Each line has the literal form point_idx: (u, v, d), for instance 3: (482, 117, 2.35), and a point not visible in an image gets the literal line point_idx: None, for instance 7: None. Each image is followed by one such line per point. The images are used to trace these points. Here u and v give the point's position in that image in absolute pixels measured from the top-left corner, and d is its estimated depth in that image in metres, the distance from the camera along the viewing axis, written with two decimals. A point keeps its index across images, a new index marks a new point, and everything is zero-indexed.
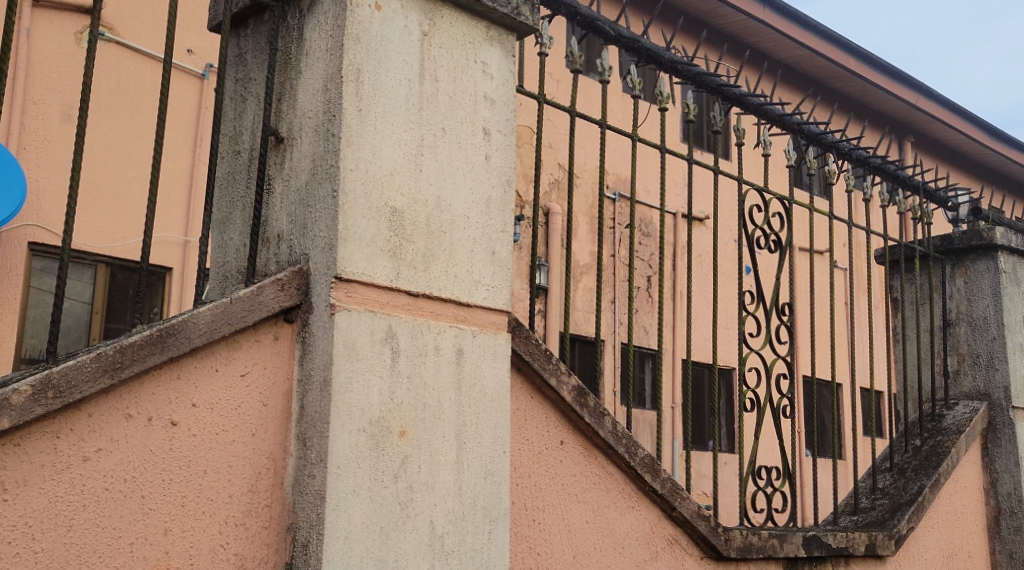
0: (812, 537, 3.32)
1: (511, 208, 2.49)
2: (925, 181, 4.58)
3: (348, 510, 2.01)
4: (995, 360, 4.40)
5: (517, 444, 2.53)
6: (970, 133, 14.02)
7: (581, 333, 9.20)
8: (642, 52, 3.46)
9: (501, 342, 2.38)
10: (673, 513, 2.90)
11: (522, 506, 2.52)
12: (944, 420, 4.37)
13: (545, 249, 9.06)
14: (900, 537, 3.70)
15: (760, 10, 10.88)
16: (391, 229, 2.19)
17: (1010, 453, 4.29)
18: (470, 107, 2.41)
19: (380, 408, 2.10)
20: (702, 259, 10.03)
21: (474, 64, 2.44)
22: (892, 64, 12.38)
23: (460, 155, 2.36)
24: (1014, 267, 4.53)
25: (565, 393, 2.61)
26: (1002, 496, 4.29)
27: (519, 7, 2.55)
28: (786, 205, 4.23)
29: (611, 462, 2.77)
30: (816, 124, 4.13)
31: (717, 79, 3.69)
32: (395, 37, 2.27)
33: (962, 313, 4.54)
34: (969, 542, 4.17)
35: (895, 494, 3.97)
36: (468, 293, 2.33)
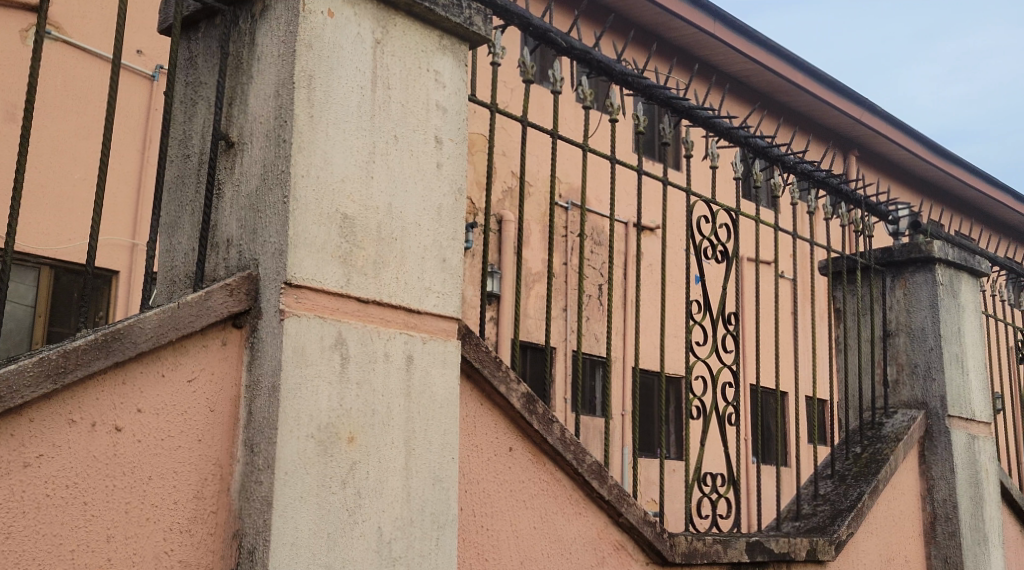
0: (755, 542, 3.38)
1: (462, 216, 2.51)
2: (867, 195, 4.68)
3: (295, 516, 2.01)
4: (933, 370, 4.51)
5: (466, 451, 2.55)
6: (914, 149, 14.36)
7: (532, 340, 9.24)
8: (593, 63, 3.50)
9: (451, 349, 2.40)
10: (620, 519, 2.94)
11: (470, 512, 2.53)
12: (884, 428, 4.46)
13: (498, 256, 9.08)
14: (841, 543, 3.77)
15: (711, 24, 11.03)
16: (342, 235, 2.19)
17: (945, 461, 4.40)
18: (422, 115, 2.42)
19: (329, 414, 2.10)
20: (652, 267, 10.14)
21: (427, 73, 2.46)
22: (839, 79, 12.62)
23: (412, 163, 2.38)
24: (951, 279, 4.66)
25: (514, 400, 2.62)
26: (938, 502, 4.40)
27: (471, 18, 2.58)
28: (733, 217, 4.28)
29: (559, 468, 2.79)
30: (763, 138, 4.20)
31: (667, 91, 3.74)
32: (348, 45, 2.28)
33: (902, 323, 4.65)
34: (907, 547, 4.27)
35: (836, 501, 4.04)
36: (418, 300, 2.34)
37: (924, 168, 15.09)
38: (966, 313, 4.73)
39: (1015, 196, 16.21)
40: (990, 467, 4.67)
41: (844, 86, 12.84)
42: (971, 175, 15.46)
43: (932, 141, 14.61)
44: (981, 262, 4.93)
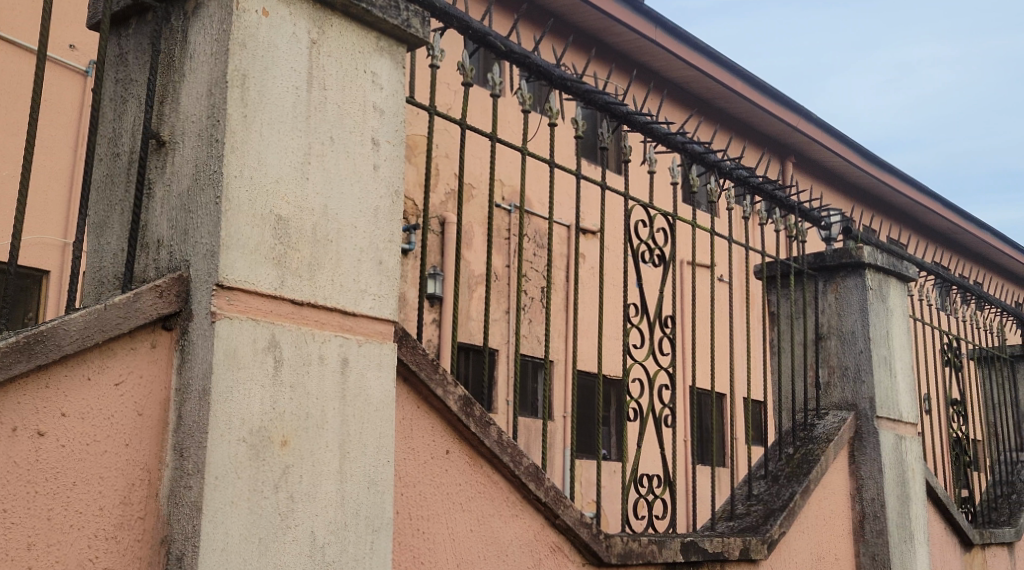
0: (690, 542, 3.42)
1: (399, 218, 2.50)
2: (801, 201, 4.76)
3: (225, 522, 1.98)
4: (862, 372, 4.61)
5: (402, 454, 2.54)
6: (848, 157, 14.66)
7: (472, 342, 9.23)
8: (532, 68, 3.50)
9: (387, 351, 2.39)
10: (556, 521, 2.95)
11: (406, 516, 2.53)
12: (815, 429, 4.54)
13: (439, 258, 9.05)
14: (772, 542, 3.83)
15: (652, 30, 11.15)
16: (276, 236, 2.17)
17: (874, 461, 4.50)
18: (358, 116, 2.41)
19: (261, 417, 2.08)
20: (591, 270, 10.20)
21: (364, 74, 2.44)
22: (776, 87, 12.84)
23: (348, 165, 2.36)
24: (879, 284, 4.77)
25: (452, 403, 2.62)
26: (867, 501, 4.49)
27: (409, 20, 2.57)
28: (670, 222, 4.31)
29: (496, 471, 2.79)
30: (700, 144, 4.24)
31: (605, 96, 3.76)
32: (283, 44, 2.26)
33: (833, 326, 4.74)
34: (837, 545, 4.35)
35: (769, 500, 4.10)
36: (354, 303, 2.32)
37: (858, 175, 15.42)
38: (895, 317, 4.85)
39: (943, 202, 16.69)
40: (917, 467, 4.78)
41: (780, 93, 13.07)
42: (901, 181, 15.88)
43: (865, 149, 14.93)
44: (909, 267, 5.05)
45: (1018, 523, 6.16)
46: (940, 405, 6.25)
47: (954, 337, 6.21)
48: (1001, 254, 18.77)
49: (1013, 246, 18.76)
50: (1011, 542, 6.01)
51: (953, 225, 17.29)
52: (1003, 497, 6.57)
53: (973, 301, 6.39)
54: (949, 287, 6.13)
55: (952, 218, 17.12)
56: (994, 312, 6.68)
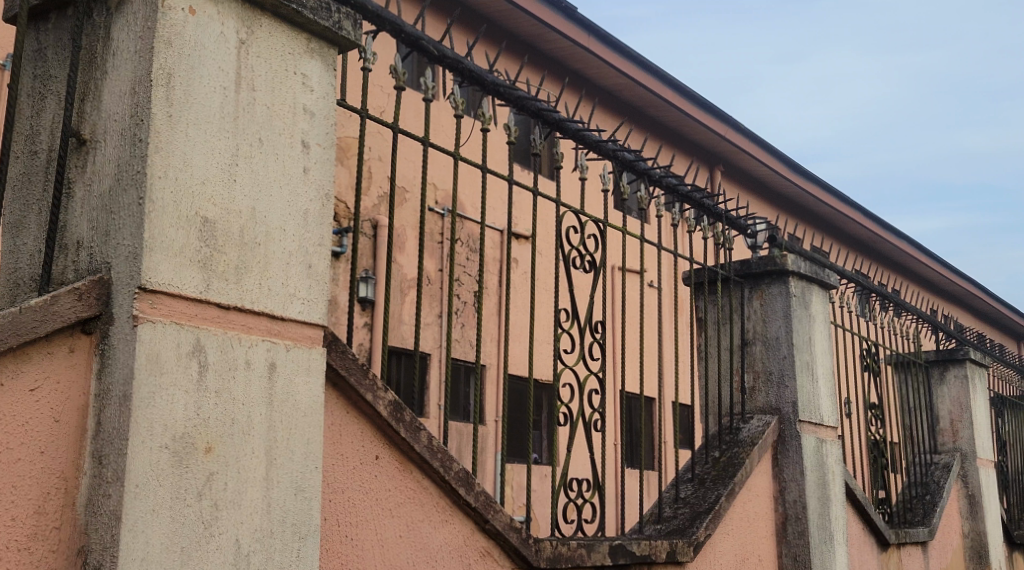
0: (618, 546, 3.44)
1: (329, 223, 2.47)
2: (728, 210, 4.83)
3: (146, 531, 1.94)
4: (786, 378, 4.70)
5: (331, 460, 2.51)
6: (774, 166, 14.95)
7: (403, 346, 9.19)
8: (466, 73, 3.48)
9: (316, 356, 2.36)
10: (486, 525, 2.94)
11: (334, 522, 2.50)
12: (741, 433, 4.62)
13: (371, 261, 9.00)
14: (698, 544, 3.88)
15: (585, 37, 11.24)
16: (202, 239, 2.13)
17: (796, 464, 4.59)
18: (288, 118, 2.38)
19: (185, 423, 2.04)
20: (523, 275, 10.24)
21: (294, 76, 2.42)
22: (705, 96, 13.05)
23: (277, 168, 2.33)
24: (802, 291, 4.86)
25: (381, 407, 2.60)
26: (789, 502, 4.57)
27: (340, 22, 2.55)
28: (601, 228, 4.33)
29: (426, 476, 2.77)
30: (630, 151, 4.28)
31: (537, 103, 3.77)
32: (209, 43, 2.22)
33: (758, 332, 4.82)
34: (760, 547, 4.43)
35: (695, 503, 4.15)
36: (282, 307, 2.29)
37: (783, 184, 15.73)
38: (817, 324, 4.95)
39: (864, 212, 17.16)
40: (837, 470, 4.89)
41: (709, 102, 13.28)
42: (825, 191, 16.28)
43: (790, 159, 15.24)
44: (830, 275, 5.16)
45: (931, 523, 6.33)
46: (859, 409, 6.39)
47: (874, 343, 6.36)
48: (919, 263, 19.36)
49: (929, 255, 19.38)
50: (925, 542, 6.17)
51: (873, 234, 17.76)
52: (918, 498, 6.74)
53: (892, 308, 6.55)
54: (869, 295, 6.28)
55: (873, 227, 17.61)
56: (911, 319, 6.85)
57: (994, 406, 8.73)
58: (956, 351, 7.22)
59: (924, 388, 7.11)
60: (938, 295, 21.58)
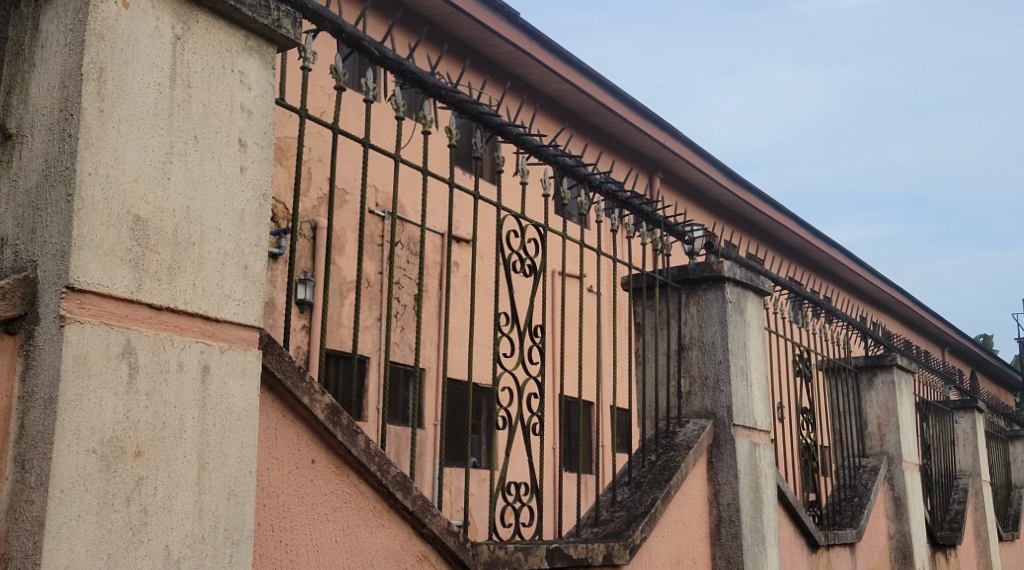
0: (555, 549, 3.44)
1: (266, 223, 2.43)
2: (666, 217, 4.87)
3: (71, 537, 1.88)
4: (721, 382, 4.75)
5: (265, 464, 2.47)
6: (711, 173, 15.14)
7: (341, 349, 9.11)
8: (406, 74, 3.46)
9: (251, 358, 2.32)
10: (423, 530, 2.92)
11: (267, 527, 2.47)
12: (676, 437, 4.65)
13: (310, 263, 8.91)
14: (634, 547, 3.90)
15: (527, 42, 11.28)
16: (133, 238, 2.08)
17: (730, 467, 4.64)
18: (224, 116, 2.34)
19: (114, 427, 1.99)
20: (464, 278, 10.22)
21: (231, 73, 2.38)
22: (644, 103, 13.18)
23: (213, 166, 2.29)
24: (738, 297, 4.93)
25: (319, 411, 2.56)
26: (723, 505, 4.62)
27: (280, 20, 2.51)
28: (541, 232, 4.33)
29: (363, 480, 2.74)
30: (571, 156, 4.28)
31: (479, 106, 3.75)
32: (144, 38, 2.17)
33: (695, 337, 4.87)
34: (694, 549, 4.47)
35: (631, 506, 4.17)
36: (217, 308, 2.24)
37: (719, 192, 15.94)
38: (752, 330, 5.02)
39: (798, 220, 17.49)
40: (769, 473, 4.95)
41: (648, 109, 13.41)
42: (760, 199, 16.56)
43: (726, 166, 15.45)
44: (764, 282, 5.23)
45: (859, 525, 6.45)
46: (791, 413, 6.48)
47: (806, 349, 6.45)
48: (850, 271, 19.81)
49: (859, 263, 19.83)
50: (853, 543, 6.29)
51: (806, 241, 18.08)
52: (847, 501, 6.86)
53: (823, 315, 6.67)
54: (801, 302, 6.38)
55: (806, 235, 17.97)
56: (841, 326, 6.98)
57: (920, 411, 8.95)
58: (884, 357, 7.41)
59: (854, 393, 7.27)
60: (868, 303, 22.10)
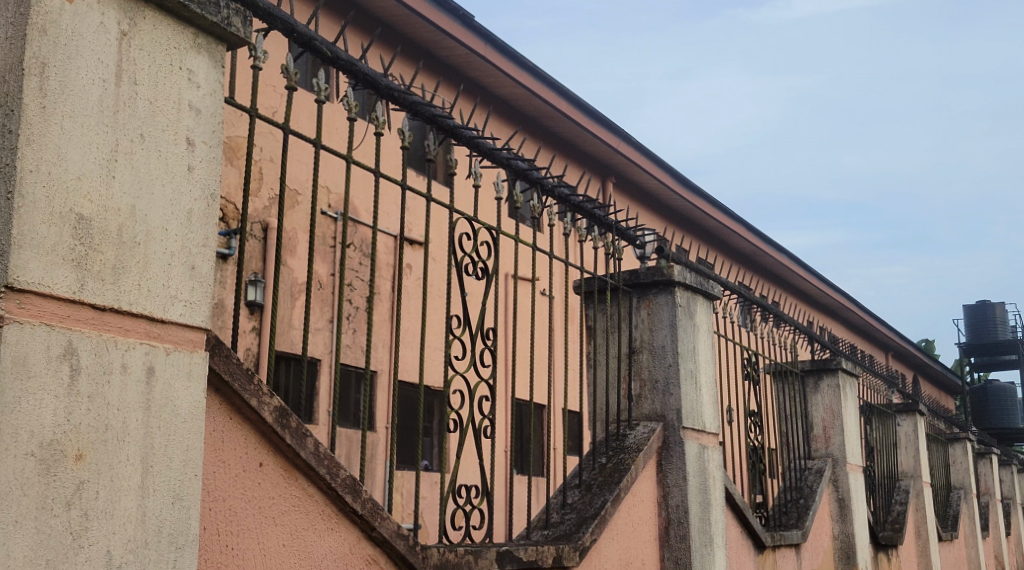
0: (505, 552, 3.44)
1: (213, 223, 2.40)
2: (618, 221, 4.89)
3: (8, 543, 1.84)
4: (671, 385, 4.79)
5: (211, 468, 2.44)
6: (663, 178, 15.28)
7: (291, 351, 9.03)
8: (359, 75, 3.43)
9: (197, 361, 2.28)
10: (373, 534, 2.90)
11: (213, 532, 2.44)
12: (627, 439, 4.68)
13: (260, 264, 8.82)
14: (584, 549, 3.91)
15: (482, 46, 11.29)
16: (76, 237, 2.04)
17: (679, 469, 4.67)
18: (171, 114, 2.30)
19: (54, 430, 1.95)
20: (416, 281, 10.19)
21: (179, 71, 2.34)
22: (598, 108, 13.26)
23: (160, 165, 2.25)
24: (687, 301, 4.97)
25: (266, 413, 2.53)
26: (672, 507, 4.65)
27: (229, 18, 2.48)
28: (493, 235, 4.32)
29: (312, 484, 2.71)
30: (524, 160, 4.27)
31: (432, 108, 3.73)
32: (89, 33, 2.13)
33: (645, 341, 4.90)
34: (643, 551, 4.49)
35: (582, 509, 4.18)
36: (162, 309, 2.21)
37: (672, 197, 16.08)
38: (701, 334, 5.07)
39: (747, 226, 17.72)
40: (717, 475, 5.00)
41: (602, 114, 13.50)
42: (710, 204, 16.75)
43: (678, 172, 15.60)
44: (714, 286, 5.28)
45: (805, 526, 6.54)
46: (739, 416, 6.54)
47: (754, 353, 6.52)
48: (798, 276, 20.11)
49: (807, 268, 20.12)
50: (799, 544, 6.38)
51: (756, 247, 18.32)
52: (793, 502, 6.94)
53: (771, 319, 6.74)
54: (750, 306, 6.44)
55: (755, 241, 18.21)
56: (789, 330, 7.07)
57: (865, 414, 9.10)
58: (830, 361, 7.53)
59: (802, 396, 7.36)
60: (815, 308, 22.39)
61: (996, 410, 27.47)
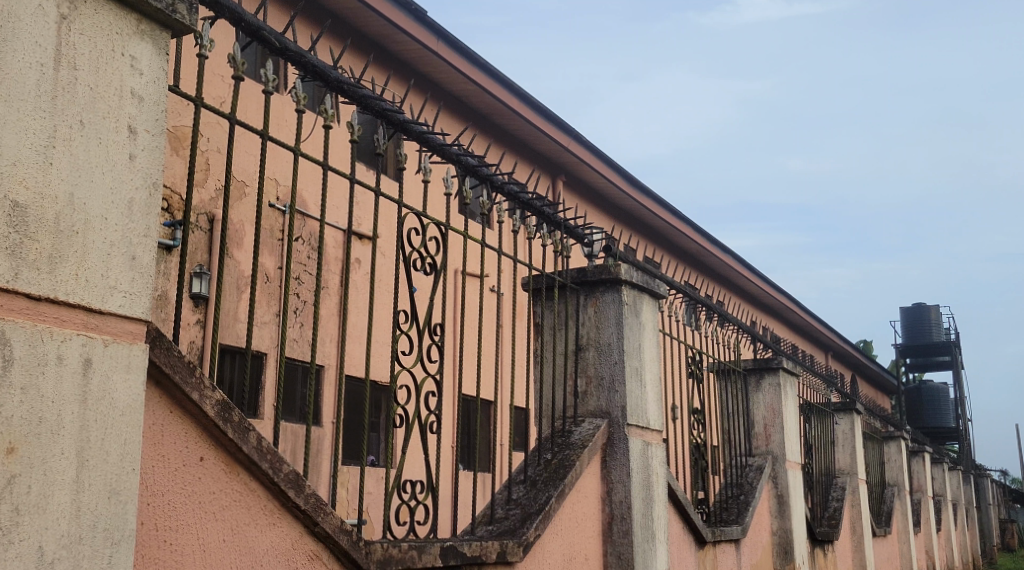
0: (449, 547, 3.43)
1: (156, 213, 2.36)
2: (567, 219, 4.91)
3: None
4: (616, 383, 4.82)
5: (150, 462, 2.40)
6: (612, 177, 15.37)
7: (235, 344, 8.93)
8: (308, 67, 3.39)
9: (137, 353, 2.24)
10: (315, 529, 2.87)
11: (151, 527, 2.41)
12: (572, 436, 4.69)
13: (205, 256, 8.70)
14: (528, 544, 3.92)
15: (434, 41, 11.26)
16: (10, 224, 2.00)
17: (623, 465, 4.70)
18: (113, 101, 2.26)
19: None
20: (363, 275, 10.13)
21: (121, 57, 2.30)
22: (549, 107, 13.31)
23: (100, 152, 2.21)
24: (634, 299, 5.00)
25: (208, 407, 2.49)
26: (616, 503, 4.68)
27: (174, 5, 2.44)
28: (442, 231, 4.30)
29: (254, 478, 2.68)
30: (474, 156, 4.26)
31: (382, 103, 3.70)
32: (26, 16, 2.08)
33: (592, 338, 4.92)
34: (587, 546, 4.51)
35: (526, 504, 4.19)
36: (100, 300, 2.16)
37: (620, 197, 16.18)
38: (647, 332, 5.11)
39: (693, 226, 17.92)
40: (661, 472, 5.05)
41: (553, 112, 13.54)
42: (658, 204, 16.89)
43: (626, 171, 15.70)
44: (660, 285, 5.32)
45: (745, 522, 6.62)
46: (683, 414, 6.60)
47: (699, 352, 6.58)
48: (742, 276, 20.38)
49: (751, 269, 20.40)
50: (739, 540, 6.45)
51: (702, 247, 18.51)
52: (733, 499, 7.02)
53: (715, 318, 6.81)
54: (695, 305, 6.51)
55: (700, 241, 18.42)
56: (732, 330, 7.16)
57: (804, 412, 9.24)
58: (771, 360, 7.65)
59: (745, 395, 7.45)
60: (758, 308, 22.66)
61: (930, 410, 28.10)
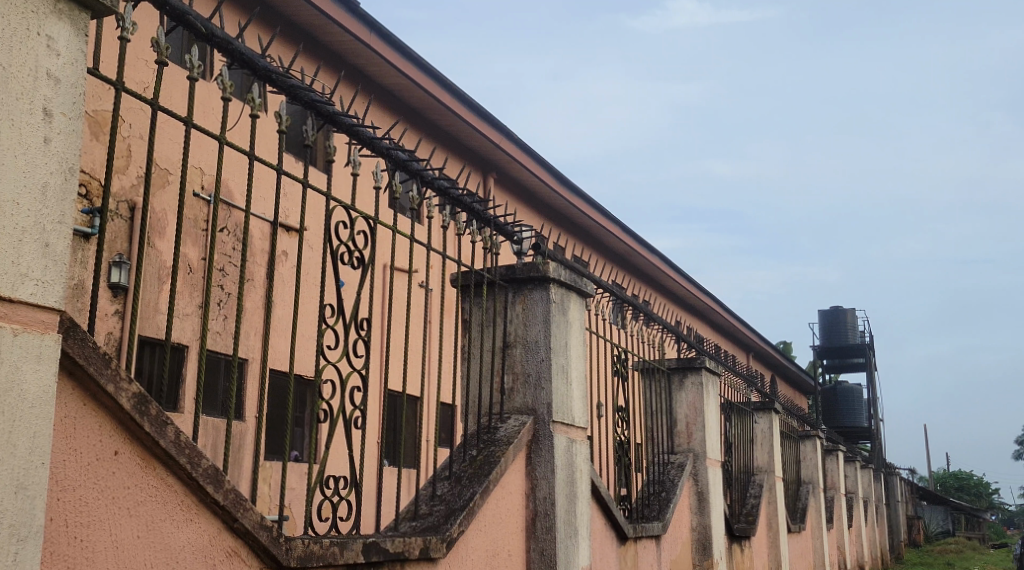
0: (371, 543, 3.39)
1: (72, 199, 2.27)
2: (497, 215, 4.89)
3: None
4: (542, 380, 4.82)
5: (62, 456, 2.33)
6: (542, 175, 15.41)
7: (154, 336, 8.73)
8: (234, 55, 3.32)
9: (49, 343, 2.16)
10: (235, 525, 2.81)
11: (62, 523, 2.34)
12: (497, 432, 4.68)
13: (125, 244, 8.49)
14: (450, 541, 3.89)
15: (366, 33, 11.17)
16: None
17: (547, 463, 4.71)
18: (27, 83, 2.18)
19: None
20: (288, 268, 10.00)
21: (37, 37, 2.21)
22: (481, 103, 13.29)
23: (11, 134, 2.13)
24: (561, 297, 5.01)
25: (124, 400, 2.42)
26: (539, 499, 4.69)
27: None
28: (371, 225, 4.23)
29: (172, 474, 2.61)
30: (403, 151, 4.22)
31: (312, 93, 3.64)
32: None
33: (519, 336, 4.91)
34: (510, 542, 4.50)
35: (450, 500, 4.17)
36: (11, 288, 2.09)
37: (549, 195, 16.22)
38: (574, 330, 5.12)
39: (621, 226, 18.07)
40: (584, 469, 5.07)
41: (485, 109, 13.52)
42: (586, 204, 16.99)
43: (557, 170, 15.76)
44: (588, 284, 5.33)
45: (665, 518, 6.69)
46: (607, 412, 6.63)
47: (625, 351, 6.62)
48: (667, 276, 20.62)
49: (676, 270, 20.67)
50: (659, 536, 6.52)
51: (630, 246, 18.68)
52: (654, 496, 7.08)
53: (642, 317, 6.86)
54: (622, 305, 6.54)
55: (627, 241, 18.58)
56: (658, 328, 7.23)
57: (725, 411, 9.37)
58: (695, 359, 7.73)
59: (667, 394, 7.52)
60: (683, 310, 22.96)
61: (844, 410, 28.79)
